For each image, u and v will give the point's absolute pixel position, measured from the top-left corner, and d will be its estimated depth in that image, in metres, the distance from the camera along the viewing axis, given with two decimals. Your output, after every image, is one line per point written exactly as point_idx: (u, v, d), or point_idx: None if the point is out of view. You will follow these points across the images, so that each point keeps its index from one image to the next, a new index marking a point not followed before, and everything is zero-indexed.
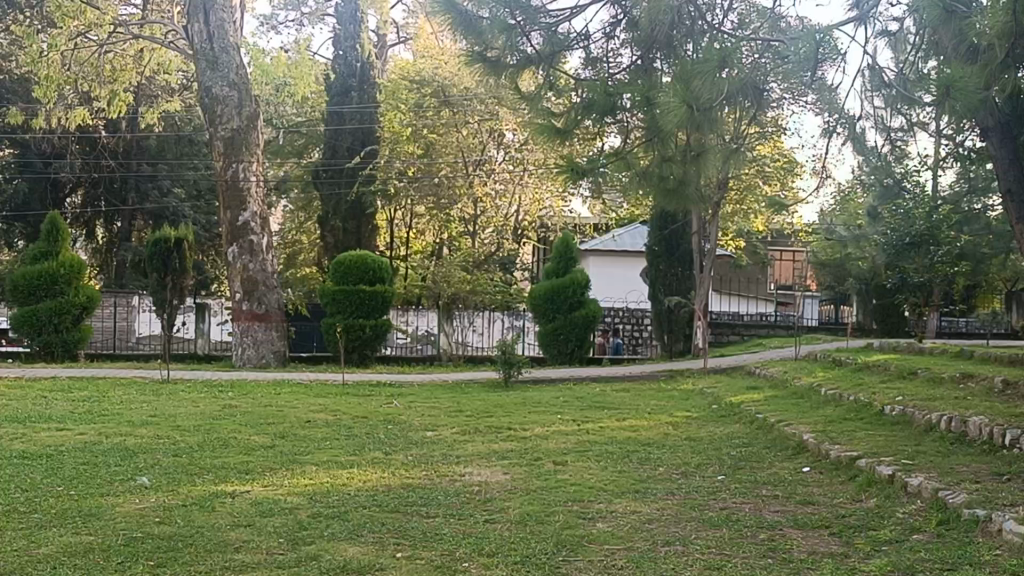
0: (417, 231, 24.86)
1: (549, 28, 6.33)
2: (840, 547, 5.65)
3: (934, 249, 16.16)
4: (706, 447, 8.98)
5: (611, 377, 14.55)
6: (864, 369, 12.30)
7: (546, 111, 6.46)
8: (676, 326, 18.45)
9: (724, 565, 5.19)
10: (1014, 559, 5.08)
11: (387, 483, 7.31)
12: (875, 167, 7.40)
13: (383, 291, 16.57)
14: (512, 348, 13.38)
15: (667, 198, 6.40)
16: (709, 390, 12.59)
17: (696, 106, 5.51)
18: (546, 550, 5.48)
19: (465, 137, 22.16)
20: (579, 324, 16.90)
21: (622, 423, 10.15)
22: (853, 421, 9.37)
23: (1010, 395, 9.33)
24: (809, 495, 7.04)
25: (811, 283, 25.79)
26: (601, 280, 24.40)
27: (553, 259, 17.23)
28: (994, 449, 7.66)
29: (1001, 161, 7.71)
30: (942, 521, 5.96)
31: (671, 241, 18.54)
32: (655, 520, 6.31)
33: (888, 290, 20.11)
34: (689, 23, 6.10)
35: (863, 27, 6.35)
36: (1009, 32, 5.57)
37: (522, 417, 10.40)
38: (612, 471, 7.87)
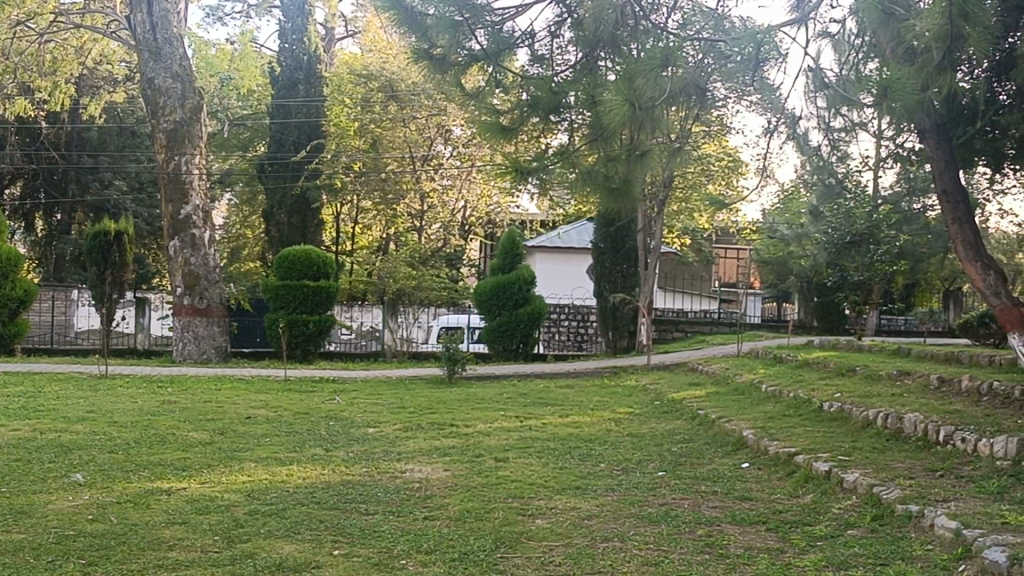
0: (364, 226, 24.81)
1: (493, 26, 6.32)
2: (777, 542, 5.71)
3: (872, 248, 16.56)
4: (647, 443, 9.06)
5: (554, 374, 14.58)
6: (804, 366, 12.45)
7: (490, 109, 6.42)
8: (621, 323, 18.59)
9: (662, 562, 5.23)
10: (944, 553, 5.18)
11: (328, 479, 7.31)
12: (816, 168, 7.43)
13: (327, 287, 16.50)
14: (457, 345, 13.38)
15: (611, 200, 6.32)
16: (652, 387, 12.69)
17: (639, 104, 5.53)
18: (485, 547, 5.49)
19: (412, 132, 22.21)
20: (526, 320, 16.92)
21: (564, 419, 10.21)
22: (791, 418, 9.49)
23: (946, 391, 9.51)
24: (746, 491, 7.11)
25: (755, 281, 26.12)
26: (547, 276, 24.48)
27: (499, 255, 17.26)
28: (928, 445, 7.78)
29: (939, 161, 7.81)
30: (877, 516, 6.06)
31: (616, 238, 18.61)
32: (594, 516, 6.35)
33: (830, 288, 20.34)
34: (633, 23, 6.19)
35: (803, 29, 6.44)
36: (944, 35, 5.60)
37: (465, 413, 10.43)
38: (553, 467, 7.94)
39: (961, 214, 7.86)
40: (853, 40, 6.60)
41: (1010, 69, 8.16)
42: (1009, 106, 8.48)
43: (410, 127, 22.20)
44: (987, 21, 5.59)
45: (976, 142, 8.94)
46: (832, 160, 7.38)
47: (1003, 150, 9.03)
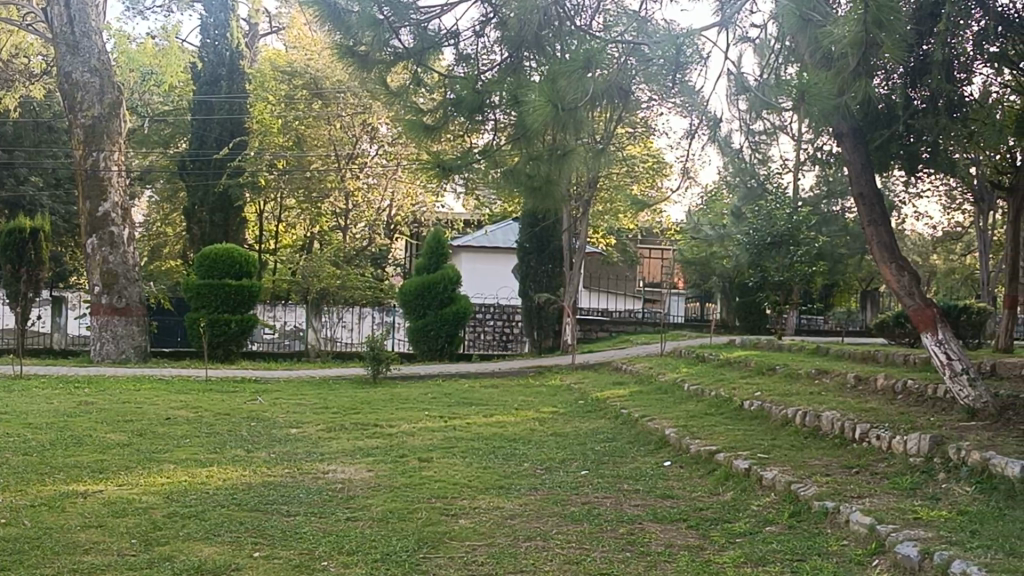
0: (288, 224, 24.57)
1: (419, 24, 6.28)
2: (697, 539, 5.79)
3: (792, 249, 16.94)
4: (570, 442, 9.10)
5: (479, 373, 14.58)
6: (726, 365, 12.60)
7: (414, 108, 6.35)
8: (546, 322, 18.69)
9: (584, 560, 5.26)
10: (859, 549, 5.29)
11: (248, 481, 7.23)
12: (738, 168, 7.53)
13: (249, 286, 16.30)
14: (381, 344, 13.32)
15: (534, 199, 6.30)
16: (575, 387, 12.75)
17: (561, 105, 5.50)
18: (408, 548, 5.47)
19: (337, 130, 21.94)
20: (450, 320, 16.92)
21: (489, 419, 10.21)
22: (713, 416, 9.61)
23: (862, 390, 9.69)
24: (668, 489, 7.19)
25: (679, 281, 26.37)
26: (471, 276, 24.48)
27: (425, 254, 17.15)
28: (845, 443, 7.92)
29: (854, 165, 7.98)
30: (795, 513, 6.16)
31: (541, 238, 18.67)
32: (517, 515, 6.37)
33: (751, 288, 20.61)
34: (558, 24, 6.23)
35: (724, 32, 6.53)
36: (861, 41, 5.65)
37: (389, 413, 10.39)
38: (477, 467, 7.94)
39: (877, 216, 7.98)
40: (773, 45, 6.74)
41: (924, 76, 8.34)
42: (923, 110, 8.59)
43: (334, 125, 21.90)
44: (899, 27, 5.70)
45: (892, 146, 9.18)
46: (754, 162, 7.52)
47: (918, 154, 9.29)
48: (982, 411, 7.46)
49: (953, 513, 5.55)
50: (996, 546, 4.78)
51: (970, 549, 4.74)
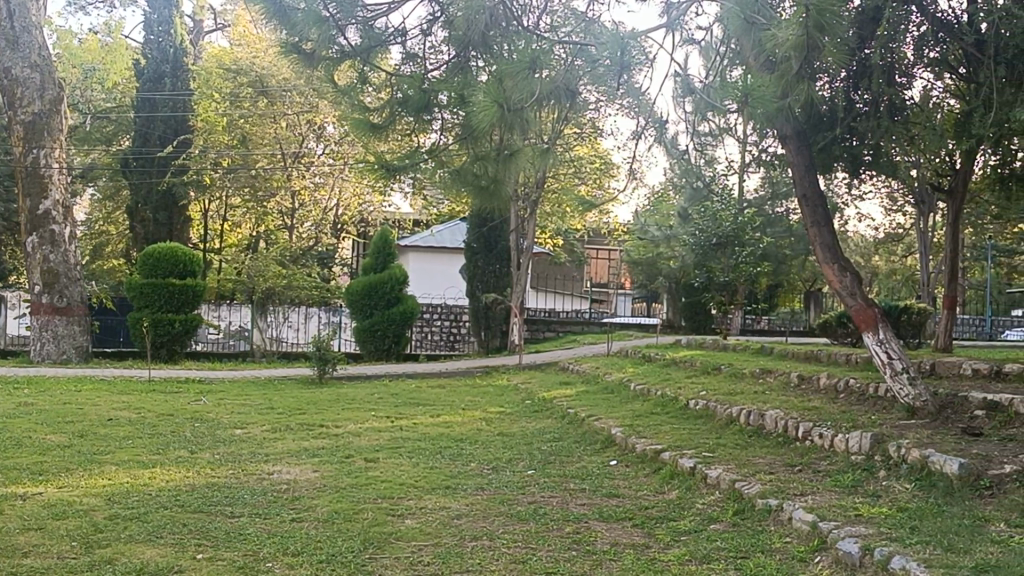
0: (233, 223, 24.37)
1: (366, 22, 6.22)
2: (643, 538, 5.82)
3: (737, 250, 17.14)
4: (517, 442, 9.12)
5: (426, 373, 14.57)
6: (672, 365, 12.70)
7: (359, 106, 6.29)
8: (493, 322, 18.73)
9: (530, 559, 5.28)
10: (801, 546, 5.35)
11: (191, 482, 7.16)
12: (684, 169, 7.60)
13: (193, 285, 16.19)
14: (327, 345, 13.25)
15: (481, 199, 6.31)
16: (522, 386, 12.76)
17: (507, 105, 5.51)
18: (354, 548, 5.45)
19: (282, 129, 22.18)
20: (397, 320, 16.87)
21: (436, 419, 10.19)
22: (658, 416, 9.67)
23: (806, 389, 9.81)
24: (614, 488, 7.23)
25: (626, 281, 26.51)
26: (419, 276, 24.43)
27: (371, 254, 17.10)
28: (788, 441, 8.01)
29: (798, 167, 8.09)
30: (738, 511, 6.22)
31: (489, 238, 18.73)
32: (463, 516, 6.36)
33: (697, 288, 20.77)
34: (505, 24, 6.23)
35: (671, 34, 6.58)
36: (803, 45, 5.72)
37: (335, 413, 10.34)
38: (423, 467, 7.92)
39: (820, 217, 8.06)
40: (719, 48, 6.80)
41: (865, 77, 8.54)
42: (865, 112, 8.83)
43: (279, 123, 22.16)
44: (839, 32, 5.77)
45: (834, 148, 9.36)
46: (700, 163, 7.58)
47: (860, 156, 9.47)
48: (921, 409, 7.58)
49: (893, 509, 5.64)
50: (935, 542, 4.86)
51: (909, 545, 4.82)
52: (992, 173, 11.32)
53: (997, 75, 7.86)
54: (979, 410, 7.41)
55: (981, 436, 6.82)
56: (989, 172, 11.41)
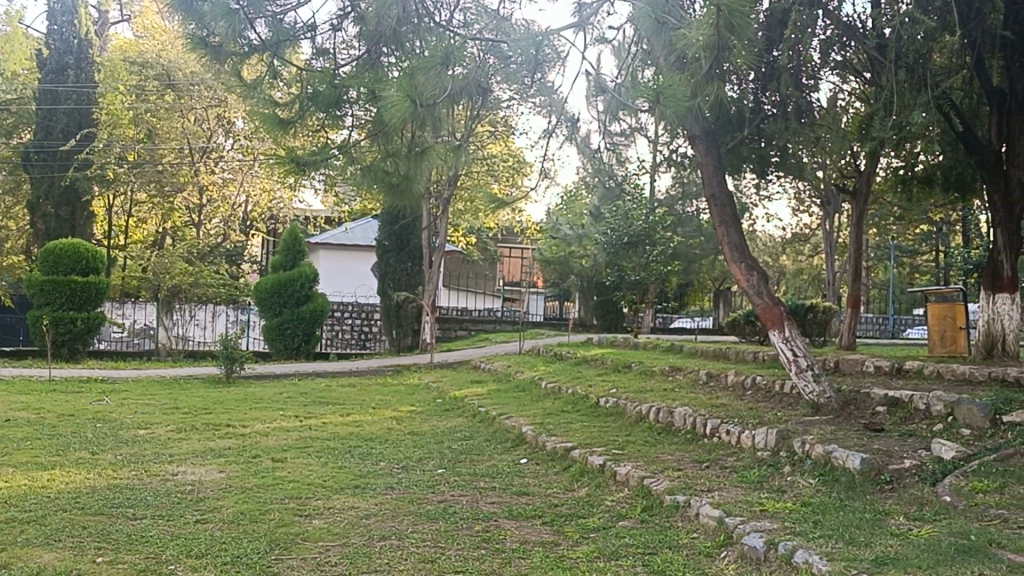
0: (139, 219, 23.83)
1: (275, 16, 6.02)
2: (552, 535, 5.82)
3: (648, 249, 17.36)
4: (428, 441, 9.07)
5: (336, 372, 14.43)
6: (583, 363, 12.75)
7: (268, 100, 6.13)
8: (405, 321, 18.66)
9: (438, 558, 5.24)
10: (708, 541, 5.40)
11: (92, 484, 6.98)
12: (596, 168, 7.61)
13: (96, 283, 15.81)
14: (235, 343, 13.04)
15: (390, 196, 6.22)
16: (434, 385, 12.72)
17: (420, 101, 5.44)
18: (259, 549, 5.36)
19: (191, 123, 21.90)
20: (307, 319, 16.72)
21: (346, 418, 10.08)
22: (569, 414, 9.70)
23: (714, 386, 9.92)
24: (524, 486, 7.22)
25: (538, 280, 26.59)
26: (330, 275, 24.19)
27: (281, 251, 16.88)
28: (696, 437, 8.09)
29: (707, 166, 8.16)
30: (646, 507, 6.26)
31: (401, 235, 18.62)
32: (372, 515, 6.30)
33: (609, 287, 20.94)
34: (416, 20, 6.14)
35: (582, 33, 6.59)
36: (712, 46, 5.77)
37: (242, 413, 10.17)
38: (331, 467, 7.82)
39: (728, 216, 8.13)
40: (629, 49, 6.83)
41: (773, 80, 8.67)
42: (773, 115, 8.92)
43: (187, 117, 21.79)
44: (747, 34, 5.84)
45: (742, 149, 9.48)
46: (612, 162, 7.62)
47: (767, 157, 9.62)
48: (825, 406, 7.73)
49: (797, 504, 5.72)
50: (837, 536, 4.93)
51: (812, 539, 4.89)
52: (895, 176, 11.61)
53: (899, 79, 8.01)
54: (881, 406, 7.57)
55: (882, 431, 6.96)
56: (892, 175, 11.70)
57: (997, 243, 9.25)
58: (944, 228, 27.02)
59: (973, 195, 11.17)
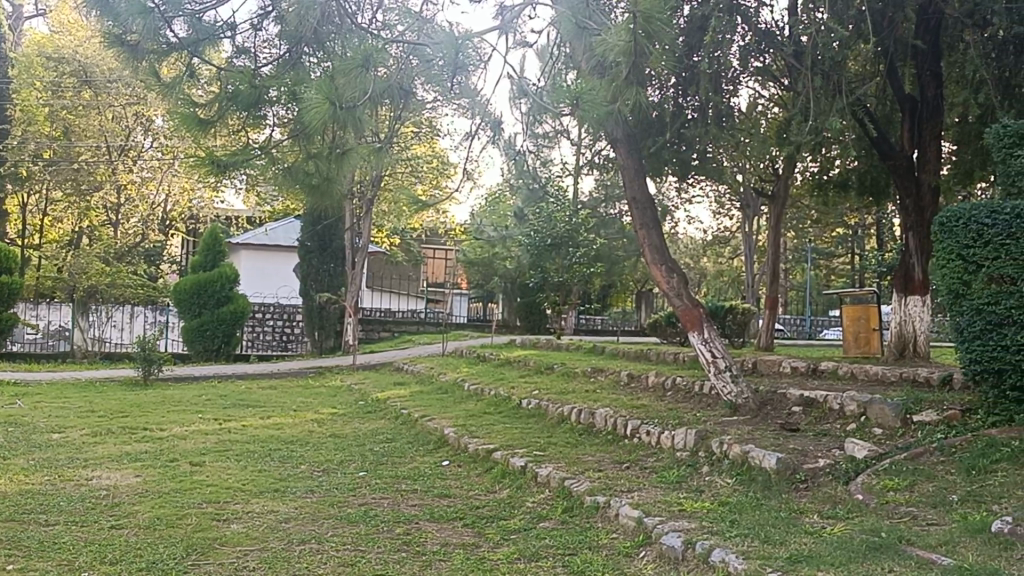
0: (54, 218, 23.32)
1: (194, 15, 5.90)
2: (473, 537, 5.84)
3: (571, 251, 17.52)
4: (350, 443, 9.02)
5: (257, 374, 14.29)
6: (506, 364, 12.78)
7: (187, 100, 5.93)
8: (328, 322, 18.57)
9: (359, 561, 5.22)
10: (627, 541, 5.45)
11: (3, 490, 6.82)
12: (520, 169, 7.63)
13: (9, 283, 15.45)
14: (152, 345, 12.83)
15: (311, 197, 6.14)
16: (356, 387, 12.65)
17: (339, 103, 5.38)
18: (175, 555, 5.28)
19: (108, 120, 21.10)
20: (228, 320, 16.53)
21: (266, 421, 9.96)
22: (491, 415, 9.70)
23: (635, 387, 10.02)
24: (445, 488, 7.22)
25: (462, 281, 26.61)
26: (252, 276, 23.91)
27: (201, 251, 16.74)
28: (617, 438, 8.16)
29: (628, 169, 8.22)
30: (567, 508, 6.30)
31: (324, 236, 18.47)
32: (291, 519, 6.25)
33: (532, 288, 21.00)
34: (338, 19, 6.16)
35: (504, 36, 6.60)
36: (632, 51, 5.80)
37: (160, 416, 10.02)
38: (250, 470, 7.73)
39: (648, 218, 8.23)
40: (551, 51, 6.86)
41: (694, 84, 8.77)
42: (694, 119, 9.02)
43: (104, 115, 21.02)
44: (666, 38, 5.87)
45: (664, 153, 9.54)
46: (535, 163, 7.65)
47: (689, 161, 9.71)
48: (743, 406, 7.84)
49: (715, 504, 5.80)
50: (752, 535, 5.01)
51: (728, 538, 4.97)
52: (812, 180, 11.83)
53: (814, 85, 8.19)
54: (796, 406, 7.71)
55: (797, 431, 7.09)
56: (809, 179, 11.92)
57: (909, 245, 9.48)
58: (861, 232, 27.60)
59: (887, 199, 11.45)
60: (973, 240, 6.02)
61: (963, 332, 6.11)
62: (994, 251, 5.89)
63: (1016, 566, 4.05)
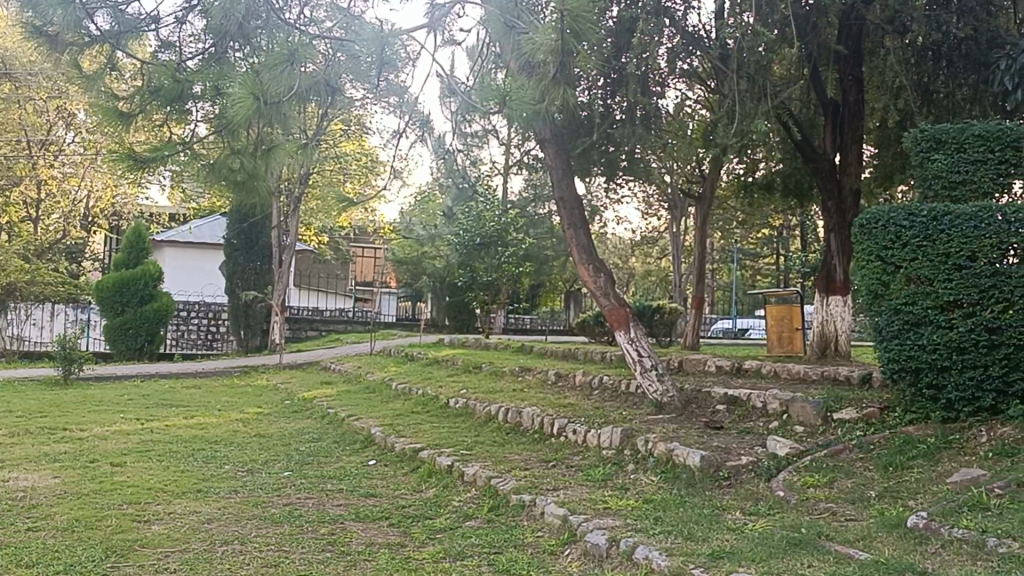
0: None
1: (117, 7, 5.78)
2: (398, 537, 5.82)
3: (500, 250, 17.59)
4: (275, 443, 8.93)
5: (181, 373, 14.09)
6: (434, 363, 12.77)
7: (109, 94, 5.84)
8: (253, 321, 18.42)
9: (282, 563, 5.16)
10: (553, 539, 5.46)
11: None
12: (450, 168, 7.61)
13: None
14: (73, 344, 12.58)
15: (236, 194, 6.04)
16: (282, 386, 12.51)
17: (264, 99, 5.29)
18: (94, 557, 5.18)
19: (29, 115, 20.65)
20: (151, 319, 16.27)
21: (189, 421, 9.81)
22: (419, 415, 9.67)
23: (562, 386, 10.05)
24: (372, 488, 7.17)
25: (390, 280, 26.52)
26: (176, 274, 23.54)
27: (124, 249, 16.47)
28: (544, 437, 8.19)
29: (556, 169, 8.21)
30: (493, 507, 6.30)
31: (250, 233, 18.30)
32: (214, 519, 6.17)
33: (460, 287, 20.97)
34: (264, 15, 6.01)
35: (434, 35, 6.58)
36: (557, 52, 5.80)
37: (80, 416, 9.82)
38: (173, 471, 7.62)
39: (576, 217, 8.25)
40: (481, 50, 6.85)
41: (622, 85, 8.82)
42: (622, 120, 9.07)
43: (25, 110, 20.52)
44: (594, 38, 5.87)
45: (592, 153, 9.56)
46: (464, 162, 7.64)
47: (617, 161, 9.75)
48: (668, 404, 7.90)
49: (639, 501, 5.84)
50: (676, 532, 5.06)
51: (652, 535, 5.01)
52: (737, 181, 11.98)
53: (740, 88, 8.26)
54: (720, 405, 7.79)
55: (721, 429, 7.18)
56: (734, 179, 12.07)
57: (831, 246, 9.65)
58: (786, 233, 27.99)
59: (810, 201, 11.64)
60: (892, 242, 6.13)
61: (882, 331, 6.22)
62: (912, 253, 6.00)
63: (930, 560, 4.13)
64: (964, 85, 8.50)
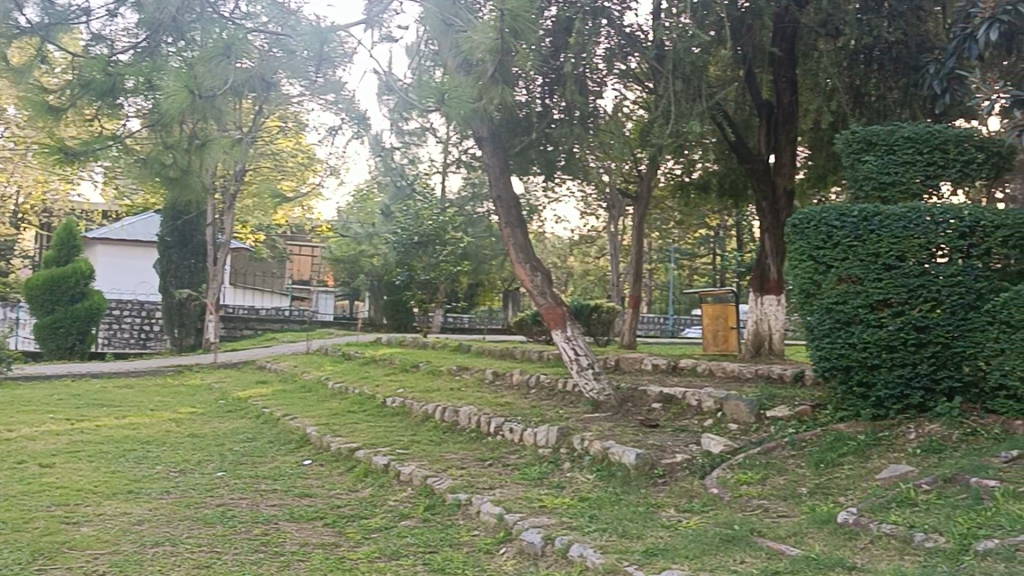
0: None
1: None
2: (333, 536, 5.77)
3: (438, 249, 17.58)
4: (208, 443, 8.81)
5: (113, 373, 13.84)
6: (371, 362, 12.70)
7: (39, 86, 5.53)
8: (187, 320, 18.17)
9: (214, 564, 5.08)
10: (488, 537, 5.46)
11: None
12: (388, 167, 7.55)
13: None
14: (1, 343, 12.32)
15: (167, 189, 5.95)
16: (216, 386, 12.35)
17: (198, 91, 5.22)
18: (20, 560, 5.07)
19: None
20: (83, 318, 15.97)
21: (120, 421, 9.65)
22: (355, 414, 9.60)
23: (499, 386, 10.03)
24: (306, 488, 7.10)
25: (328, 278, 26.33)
26: (108, 271, 23.12)
27: (55, 247, 16.19)
28: (481, 436, 8.18)
29: (492, 168, 8.13)
30: (429, 506, 6.27)
31: (183, 231, 18.05)
32: (145, 521, 6.08)
33: (397, 286, 20.89)
34: (199, 9, 5.91)
35: (371, 31, 6.52)
36: (494, 49, 5.81)
37: (8, 416, 9.60)
38: (104, 471, 7.49)
39: (513, 216, 8.23)
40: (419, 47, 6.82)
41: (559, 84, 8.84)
42: (560, 120, 9.02)
43: None
44: (532, 35, 5.90)
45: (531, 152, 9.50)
46: (402, 160, 7.60)
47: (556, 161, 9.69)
48: (604, 403, 7.94)
49: (575, 500, 5.85)
50: (611, 529, 5.08)
51: (587, 533, 5.03)
52: (673, 181, 12.05)
53: (675, 88, 8.35)
54: (656, 403, 7.83)
55: (656, 427, 7.21)
56: (671, 179, 12.13)
57: (764, 246, 9.75)
58: (722, 232, 28.28)
59: (745, 202, 11.75)
60: (823, 242, 6.19)
61: (813, 331, 6.29)
62: (843, 253, 6.07)
63: (860, 555, 4.19)
64: (895, 88, 8.62)
